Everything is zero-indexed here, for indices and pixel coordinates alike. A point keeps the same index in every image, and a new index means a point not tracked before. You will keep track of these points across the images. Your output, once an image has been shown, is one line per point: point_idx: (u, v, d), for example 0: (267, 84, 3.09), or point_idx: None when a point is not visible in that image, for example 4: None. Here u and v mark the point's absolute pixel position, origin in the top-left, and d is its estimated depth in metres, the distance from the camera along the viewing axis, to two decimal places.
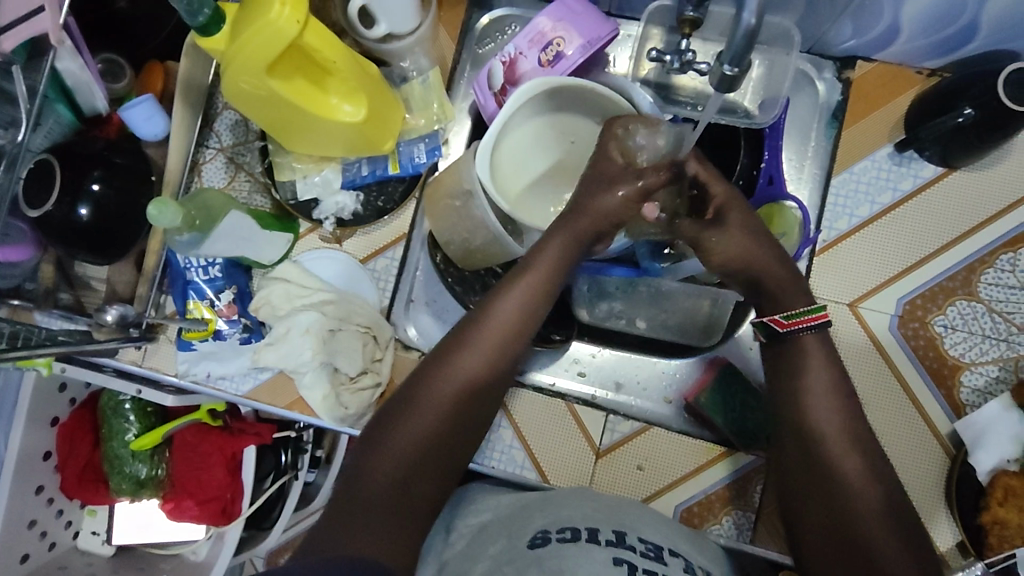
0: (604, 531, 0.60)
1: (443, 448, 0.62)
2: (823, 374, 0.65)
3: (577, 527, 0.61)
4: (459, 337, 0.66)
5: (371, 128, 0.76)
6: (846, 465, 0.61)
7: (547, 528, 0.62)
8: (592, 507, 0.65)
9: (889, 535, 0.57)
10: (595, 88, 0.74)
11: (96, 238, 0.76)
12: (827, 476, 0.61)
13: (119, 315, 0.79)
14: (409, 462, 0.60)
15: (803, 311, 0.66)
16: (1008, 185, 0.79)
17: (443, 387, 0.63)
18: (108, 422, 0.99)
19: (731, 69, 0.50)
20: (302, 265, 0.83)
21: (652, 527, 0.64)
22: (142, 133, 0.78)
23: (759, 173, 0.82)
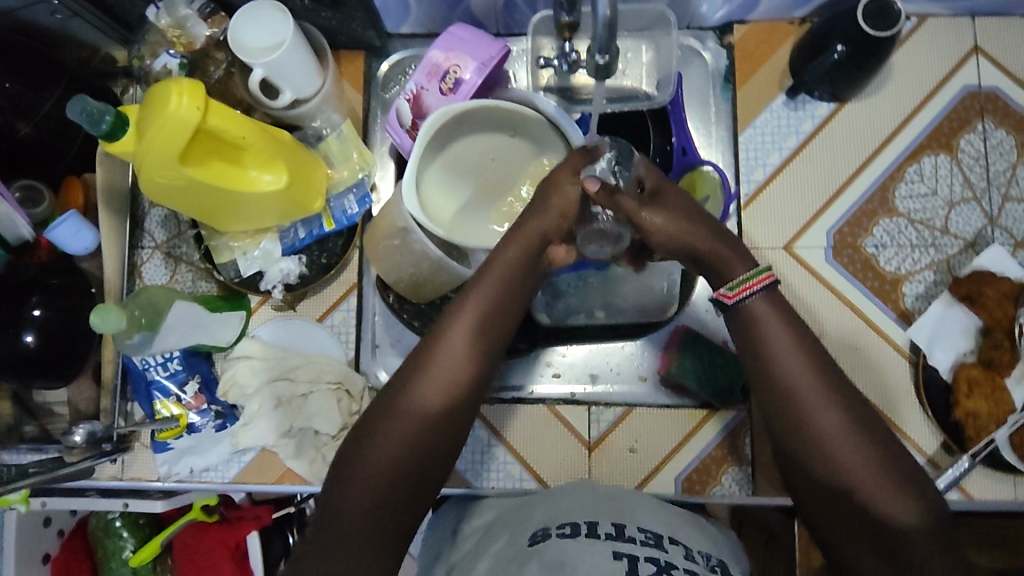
0: (603, 525, 0.59)
1: (426, 454, 0.58)
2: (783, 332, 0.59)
3: (576, 522, 0.60)
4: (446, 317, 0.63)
5: (297, 190, 0.77)
6: (822, 419, 0.56)
7: (547, 525, 0.61)
8: (592, 500, 0.65)
9: (879, 460, 0.55)
10: (496, 105, 0.77)
11: (48, 361, 0.75)
12: (805, 432, 0.56)
13: (87, 432, 0.77)
14: (394, 474, 0.57)
15: (751, 273, 0.61)
16: (896, 105, 0.84)
17: (434, 373, 0.60)
18: (104, 544, 0.97)
19: (601, 58, 0.57)
20: (262, 339, 0.84)
21: (650, 516, 0.63)
22: (72, 250, 0.78)
23: (673, 147, 0.83)
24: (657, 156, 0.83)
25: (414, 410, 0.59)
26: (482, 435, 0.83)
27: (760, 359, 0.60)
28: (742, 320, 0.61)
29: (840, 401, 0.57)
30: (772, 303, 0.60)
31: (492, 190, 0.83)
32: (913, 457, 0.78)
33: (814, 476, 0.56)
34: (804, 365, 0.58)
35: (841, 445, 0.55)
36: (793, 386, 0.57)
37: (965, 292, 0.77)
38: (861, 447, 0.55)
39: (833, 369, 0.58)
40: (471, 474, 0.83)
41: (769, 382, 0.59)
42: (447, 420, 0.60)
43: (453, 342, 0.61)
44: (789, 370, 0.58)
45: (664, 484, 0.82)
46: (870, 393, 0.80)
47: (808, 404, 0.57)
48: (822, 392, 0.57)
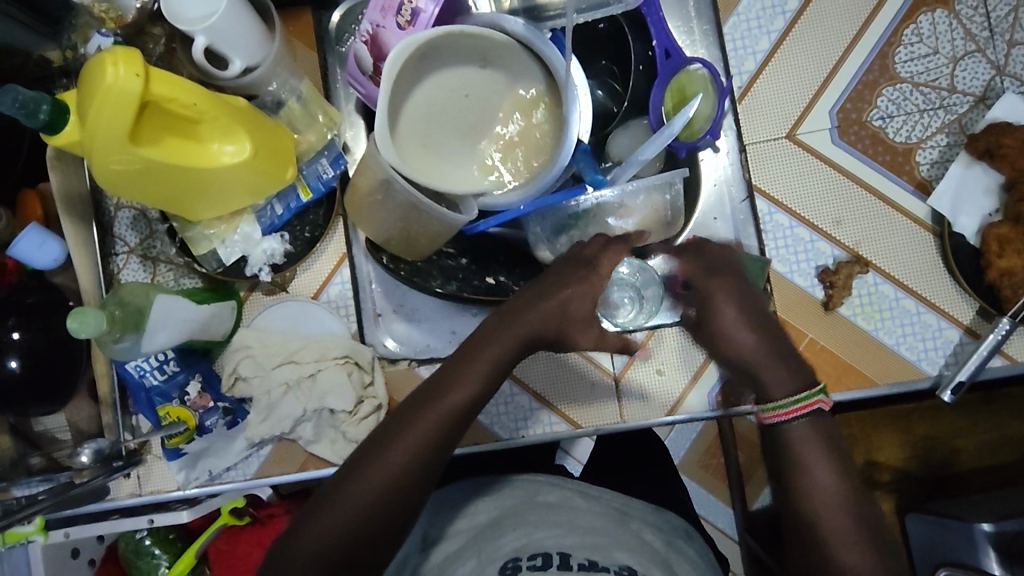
0: (576, 557, 0.61)
1: (395, 507, 0.55)
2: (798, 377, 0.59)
3: (548, 552, 0.62)
4: (454, 365, 0.60)
5: (265, 159, 0.72)
6: (817, 464, 0.55)
7: (518, 555, 0.62)
8: (567, 532, 0.66)
9: (852, 518, 0.54)
10: (460, 31, 0.72)
11: (38, 386, 0.71)
12: (794, 468, 0.56)
13: (94, 450, 0.74)
14: (365, 517, 0.54)
15: (789, 401, 0.57)
16: None
17: (424, 424, 0.57)
18: (137, 565, 0.94)
19: None
20: (258, 327, 0.80)
21: (623, 548, 0.64)
22: (38, 265, 0.72)
23: (654, 52, 0.81)
24: (640, 64, 0.82)
25: (395, 457, 0.56)
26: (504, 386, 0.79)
27: (789, 465, 0.56)
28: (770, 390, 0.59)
29: (835, 451, 0.56)
30: (809, 430, 0.57)
31: (476, 129, 0.78)
32: (950, 330, 0.75)
33: (797, 511, 0.55)
34: (825, 468, 0.55)
35: (844, 550, 0.53)
36: (803, 492, 0.55)
37: (984, 147, 0.73)
38: (843, 502, 0.55)
39: (855, 479, 0.56)
40: (497, 426, 0.79)
41: (786, 484, 0.56)
42: (423, 474, 0.56)
43: (447, 402, 0.58)
44: (810, 476, 0.55)
45: (698, 403, 0.78)
46: (899, 272, 0.76)
47: (800, 444, 0.57)
48: (835, 500, 0.55)
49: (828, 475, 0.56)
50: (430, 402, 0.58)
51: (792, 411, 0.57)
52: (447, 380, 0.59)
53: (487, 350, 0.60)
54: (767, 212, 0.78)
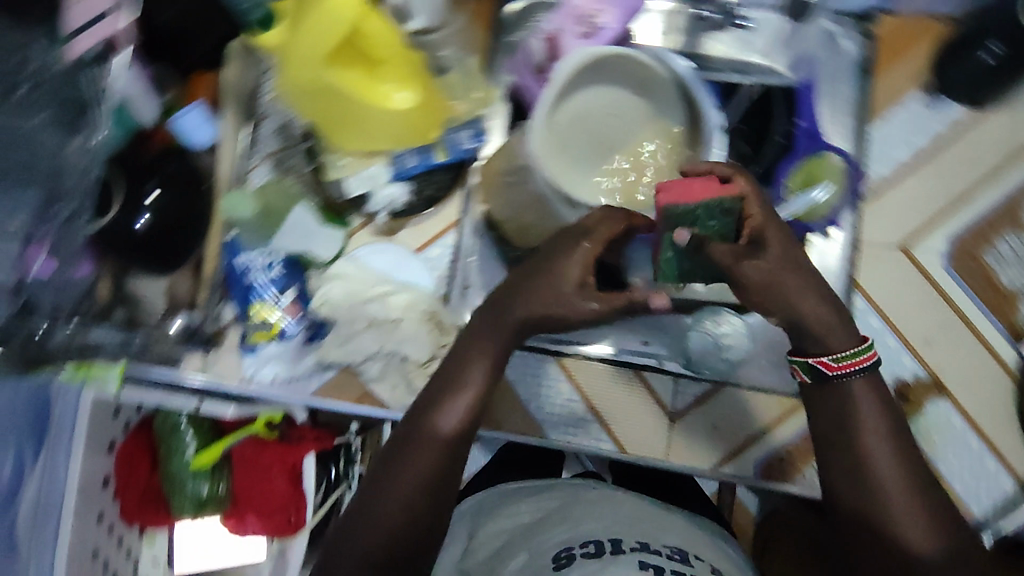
0: (627, 541, 0.69)
1: (433, 498, 0.59)
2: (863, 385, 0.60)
3: (597, 542, 0.68)
4: (451, 373, 0.64)
5: (423, 114, 0.76)
6: (879, 455, 0.59)
7: (569, 545, 0.68)
8: (615, 518, 0.74)
9: (914, 495, 0.58)
10: (633, 56, 0.77)
11: (157, 247, 0.77)
12: (858, 457, 0.59)
13: (184, 323, 0.83)
14: (401, 526, 0.58)
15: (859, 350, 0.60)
16: None
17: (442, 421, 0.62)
18: (167, 441, 0.99)
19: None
20: (359, 261, 0.85)
21: (671, 533, 0.73)
22: (192, 142, 0.78)
23: (798, 130, 0.82)
24: (781, 136, 0.83)
25: (413, 470, 0.60)
26: (564, 390, 0.82)
27: (847, 419, 0.60)
28: (831, 388, 0.61)
29: (899, 443, 0.59)
30: (867, 383, 0.60)
31: (608, 147, 0.82)
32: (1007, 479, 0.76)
33: (847, 503, 0.60)
34: (881, 420, 0.59)
35: (900, 503, 0.58)
36: (862, 445, 0.59)
37: None
38: (904, 483, 0.58)
39: (905, 434, 0.61)
40: (547, 424, 0.82)
41: (843, 437, 0.60)
42: (449, 468, 0.61)
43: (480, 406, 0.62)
44: (866, 426, 0.59)
45: (742, 468, 0.81)
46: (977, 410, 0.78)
47: (863, 437, 0.59)
48: (891, 458, 0.59)
49: (888, 463, 0.59)
50: (443, 400, 0.62)
51: (860, 363, 0.60)
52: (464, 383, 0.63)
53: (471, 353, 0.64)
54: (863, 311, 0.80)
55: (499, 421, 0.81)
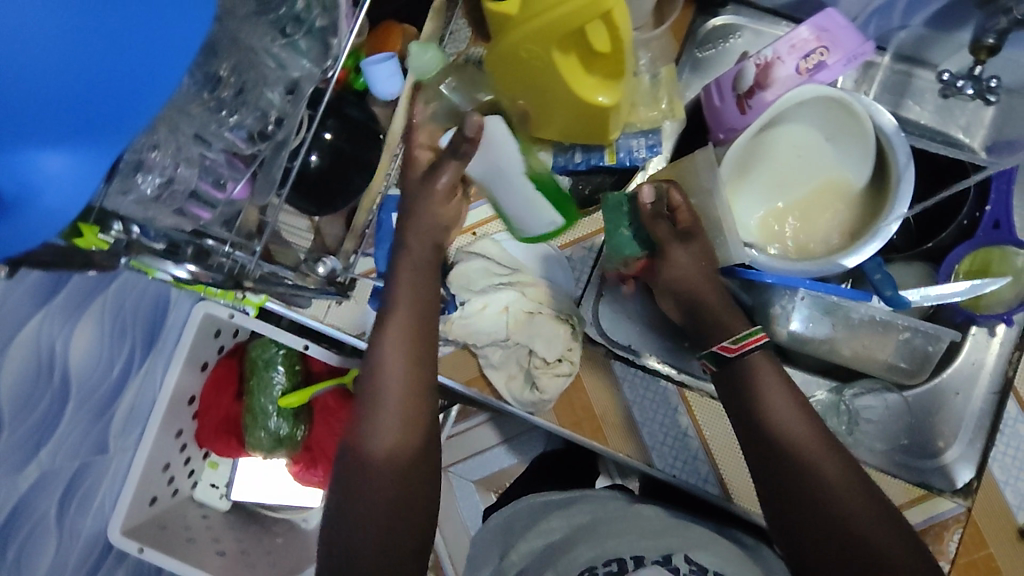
0: (650, 556, 0.62)
1: (410, 476, 0.64)
2: (788, 404, 0.64)
3: (622, 558, 0.63)
4: (374, 366, 0.67)
5: (614, 116, 0.74)
6: (823, 465, 0.60)
7: (594, 563, 0.63)
8: (638, 535, 0.66)
9: (871, 509, 0.58)
10: (848, 103, 0.74)
11: (318, 188, 0.76)
12: (803, 472, 0.60)
13: (329, 268, 0.76)
14: (397, 503, 0.62)
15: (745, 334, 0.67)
16: None
17: (390, 400, 0.65)
18: (258, 374, 0.98)
19: None
20: (500, 244, 0.83)
21: (704, 549, 0.64)
22: (377, 91, 0.77)
23: (983, 216, 0.79)
24: (966, 219, 0.81)
25: (385, 457, 0.63)
26: (679, 422, 0.79)
27: (754, 387, 0.65)
28: (738, 367, 0.67)
29: (840, 455, 0.61)
30: (766, 357, 0.66)
31: (781, 182, 0.82)
32: None
33: (813, 535, 0.58)
34: (784, 392, 0.65)
35: (821, 460, 0.61)
36: (766, 409, 0.64)
37: None
38: (866, 503, 0.59)
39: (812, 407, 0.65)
40: (656, 453, 0.79)
41: (750, 403, 0.65)
42: (412, 441, 0.65)
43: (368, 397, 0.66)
44: (769, 396, 0.64)
45: None
46: None
47: (803, 447, 0.62)
48: (802, 422, 0.63)
49: (834, 470, 0.60)
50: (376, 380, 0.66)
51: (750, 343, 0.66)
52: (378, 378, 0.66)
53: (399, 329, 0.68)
54: (1012, 417, 0.76)
55: (607, 436, 0.80)
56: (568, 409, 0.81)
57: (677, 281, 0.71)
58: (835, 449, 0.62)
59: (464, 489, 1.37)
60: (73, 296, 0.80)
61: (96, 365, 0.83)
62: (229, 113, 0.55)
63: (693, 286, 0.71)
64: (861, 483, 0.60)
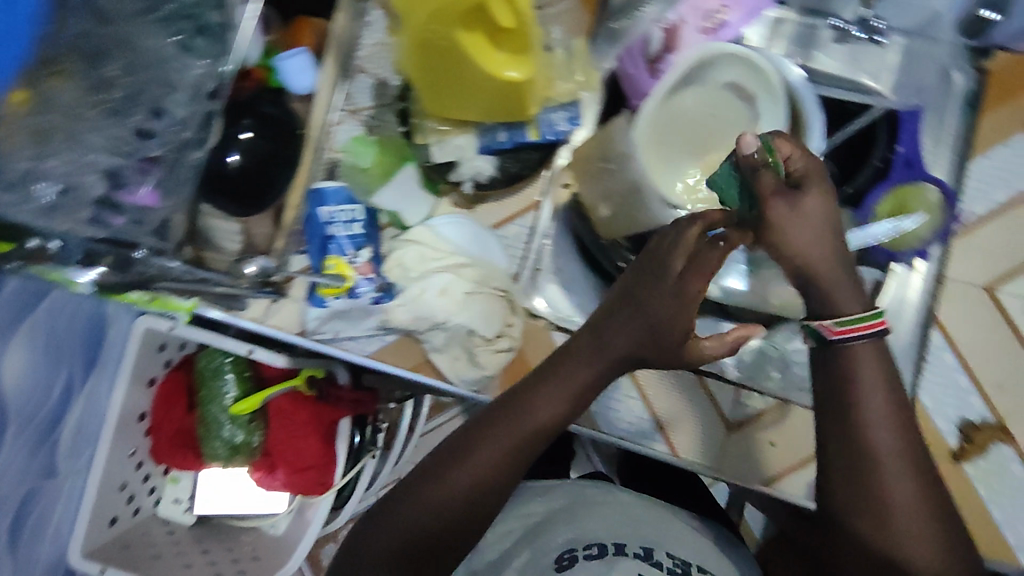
0: (633, 546, 0.69)
1: (486, 489, 0.65)
2: (880, 413, 0.59)
3: (603, 542, 0.69)
4: (520, 393, 0.66)
5: (527, 92, 0.74)
6: (897, 484, 0.58)
7: (573, 546, 0.69)
8: (617, 519, 0.74)
9: (926, 528, 0.58)
10: (751, 57, 0.77)
11: (239, 186, 0.73)
12: (873, 486, 0.59)
13: (260, 268, 0.77)
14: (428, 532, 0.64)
15: (856, 317, 0.58)
16: None
17: (490, 442, 0.65)
18: (207, 384, 0.98)
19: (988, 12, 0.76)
20: (435, 230, 0.83)
21: (681, 544, 0.72)
22: (293, 86, 0.78)
23: (896, 156, 0.80)
24: (878, 161, 0.81)
25: (444, 496, 0.64)
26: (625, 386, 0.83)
27: (841, 389, 0.60)
28: (832, 355, 0.60)
29: (920, 476, 0.59)
30: (871, 350, 0.59)
31: (706, 142, 0.82)
32: None
33: (850, 536, 0.61)
34: (881, 399, 0.59)
35: (891, 477, 0.58)
36: (862, 416, 0.59)
37: None
38: (924, 520, 0.58)
39: (905, 415, 0.60)
40: (603, 417, 0.83)
41: (842, 404, 0.59)
42: (500, 467, 0.65)
43: (485, 433, 0.66)
44: (869, 400, 0.59)
45: (789, 490, 0.80)
46: None
47: (885, 464, 0.58)
48: (894, 431, 0.59)
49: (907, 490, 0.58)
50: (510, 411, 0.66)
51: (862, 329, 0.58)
52: (526, 403, 0.65)
53: (568, 373, 0.64)
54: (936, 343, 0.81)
55: None
56: (512, 384, 0.81)
57: (788, 250, 0.58)
58: (921, 467, 0.59)
59: None
60: (4, 314, 0.72)
61: (31, 391, 0.78)
62: (127, 115, 0.56)
63: (805, 258, 0.58)
64: (930, 511, 0.58)
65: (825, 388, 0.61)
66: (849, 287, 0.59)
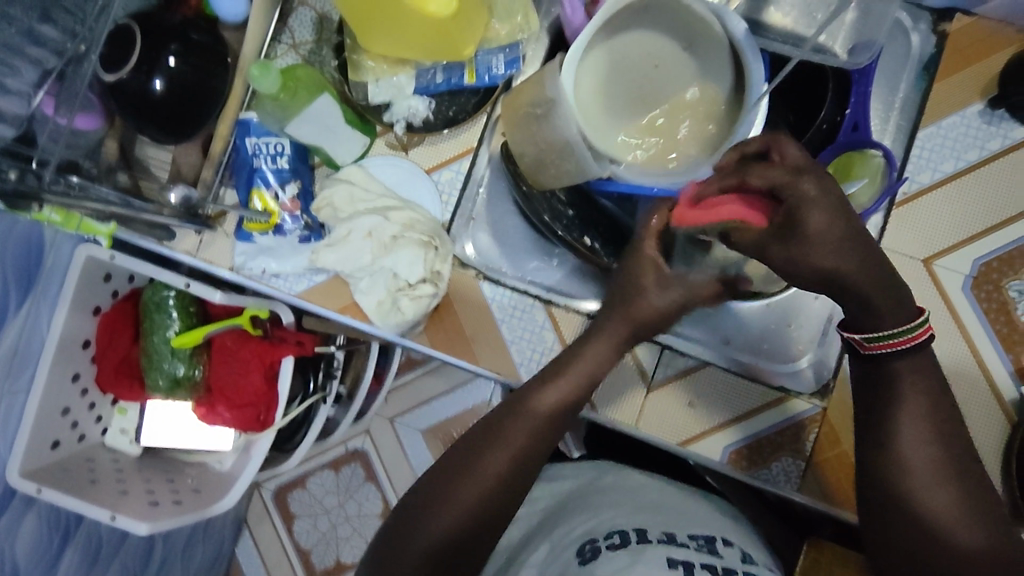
0: (655, 531, 0.69)
1: (495, 499, 0.71)
2: (921, 421, 0.66)
3: (623, 531, 0.68)
4: (516, 401, 0.73)
5: (456, 28, 0.73)
6: (934, 484, 0.65)
7: (595, 536, 0.69)
8: (631, 510, 0.73)
9: (976, 529, 0.64)
10: (691, 3, 0.74)
11: (166, 115, 0.73)
12: (914, 488, 0.65)
13: (183, 197, 0.78)
14: (453, 538, 0.69)
15: (896, 334, 0.65)
16: None
17: (496, 453, 0.71)
18: (150, 316, 0.99)
19: None
20: (368, 170, 0.83)
21: (699, 523, 0.74)
22: (223, 12, 0.77)
23: (843, 119, 0.79)
24: (825, 124, 0.81)
25: (460, 504, 0.70)
26: (547, 339, 0.81)
27: (891, 398, 0.67)
28: (880, 367, 0.67)
29: (958, 479, 0.65)
30: (910, 365, 0.66)
31: (648, 98, 0.79)
32: None
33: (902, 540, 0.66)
34: (924, 421, 0.66)
35: (932, 479, 0.65)
36: (899, 424, 0.66)
37: None
38: (966, 521, 0.64)
39: (945, 421, 0.67)
40: (523, 369, 0.81)
41: (887, 415, 0.67)
42: (509, 476, 0.71)
43: (499, 446, 0.72)
44: (906, 416, 0.66)
45: (708, 452, 0.78)
46: None
47: (916, 466, 0.65)
48: (932, 445, 0.66)
49: (945, 492, 0.65)
50: (507, 421, 0.73)
51: (896, 345, 0.65)
52: (518, 410, 0.72)
53: (572, 377, 0.73)
54: None
55: (475, 352, 0.81)
56: (436, 328, 0.82)
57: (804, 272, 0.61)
58: (955, 471, 0.65)
59: (408, 438, 1.38)
60: None
61: None
62: None
63: (819, 268, 0.61)
64: (972, 515, 0.64)
65: (871, 392, 0.68)
66: (881, 308, 0.64)
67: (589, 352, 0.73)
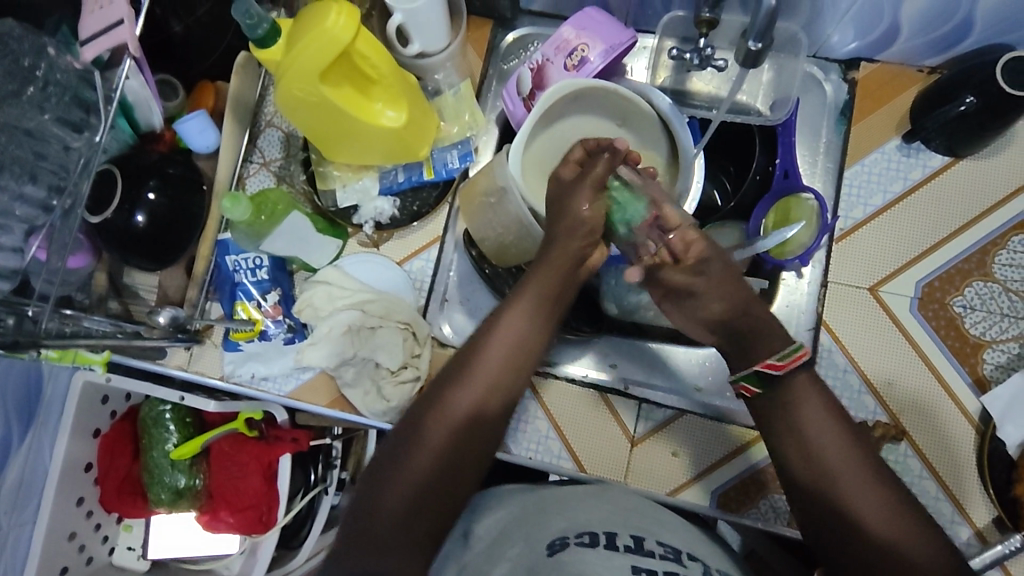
0: (624, 537, 0.63)
1: (455, 460, 0.65)
2: (831, 427, 0.62)
3: (595, 532, 0.63)
4: (462, 357, 0.69)
5: (410, 135, 0.80)
6: (863, 489, 0.59)
7: (566, 534, 0.63)
8: (610, 511, 0.67)
9: (917, 525, 0.58)
10: (617, 90, 0.80)
11: (150, 246, 0.79)
12: (841, 501, 0.59)
13: (170, 317, 0.79)
14: (411, 503, 0.62)
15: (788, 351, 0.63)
16: (1001, 180, 0.84)
17: (446, 411, 0.66)
18: (149, 432, 1.02)
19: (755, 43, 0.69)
20: (344, 270, 0.87)
21: (671, 532, 0.67)
22: (194, 146, 0.84)
23: (775, 168, 0.87)
24: (759, 174, 0.89)
25: (416, 465, 0.64)
26: (530, 407, 0.85)
27: (792, 409, 0.63)
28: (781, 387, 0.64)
29: (881, 480, 0.60)
30: (806, 378, 0.64)
31: None
32: (964, 526, 0.76)
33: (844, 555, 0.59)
34: (841, 442, 0.61)
35: (854, 485, 0.59)
36: (807, 432, 0.62)
37: None
38: (903, 519, 0.58)
39: (850, 419, 0.63)
40: (512, 439, 0.85)
41: (791, 427, 0.63)
42: (467, 432, 0.66)
43: (452, 407, 0.67)
44: (814, 422, 0.62)
45: (696, 498, 0.80)
46: (929, 451, 0.78)
47: (837, 474, 0.60)
48: (843, 447, 0.61)
49: (874, 496, 0.59)
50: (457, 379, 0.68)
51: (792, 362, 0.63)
52: (467, 363, 0.69)
53: (513, 319, 0.70)
54: (827, 348, 0.82)
55: None
56: None
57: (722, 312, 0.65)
58: (875, 471, 0.60)
59: None
60: None
61: None
62: None
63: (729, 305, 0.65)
64: (911, 517, 0.58)
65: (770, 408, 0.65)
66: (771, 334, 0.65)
67: (524, 292, 0.70)
